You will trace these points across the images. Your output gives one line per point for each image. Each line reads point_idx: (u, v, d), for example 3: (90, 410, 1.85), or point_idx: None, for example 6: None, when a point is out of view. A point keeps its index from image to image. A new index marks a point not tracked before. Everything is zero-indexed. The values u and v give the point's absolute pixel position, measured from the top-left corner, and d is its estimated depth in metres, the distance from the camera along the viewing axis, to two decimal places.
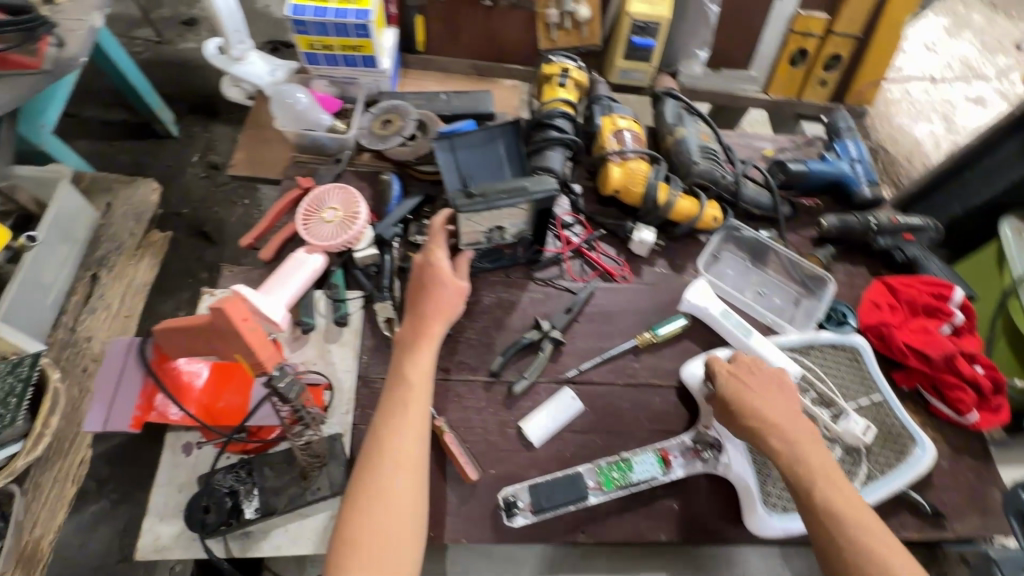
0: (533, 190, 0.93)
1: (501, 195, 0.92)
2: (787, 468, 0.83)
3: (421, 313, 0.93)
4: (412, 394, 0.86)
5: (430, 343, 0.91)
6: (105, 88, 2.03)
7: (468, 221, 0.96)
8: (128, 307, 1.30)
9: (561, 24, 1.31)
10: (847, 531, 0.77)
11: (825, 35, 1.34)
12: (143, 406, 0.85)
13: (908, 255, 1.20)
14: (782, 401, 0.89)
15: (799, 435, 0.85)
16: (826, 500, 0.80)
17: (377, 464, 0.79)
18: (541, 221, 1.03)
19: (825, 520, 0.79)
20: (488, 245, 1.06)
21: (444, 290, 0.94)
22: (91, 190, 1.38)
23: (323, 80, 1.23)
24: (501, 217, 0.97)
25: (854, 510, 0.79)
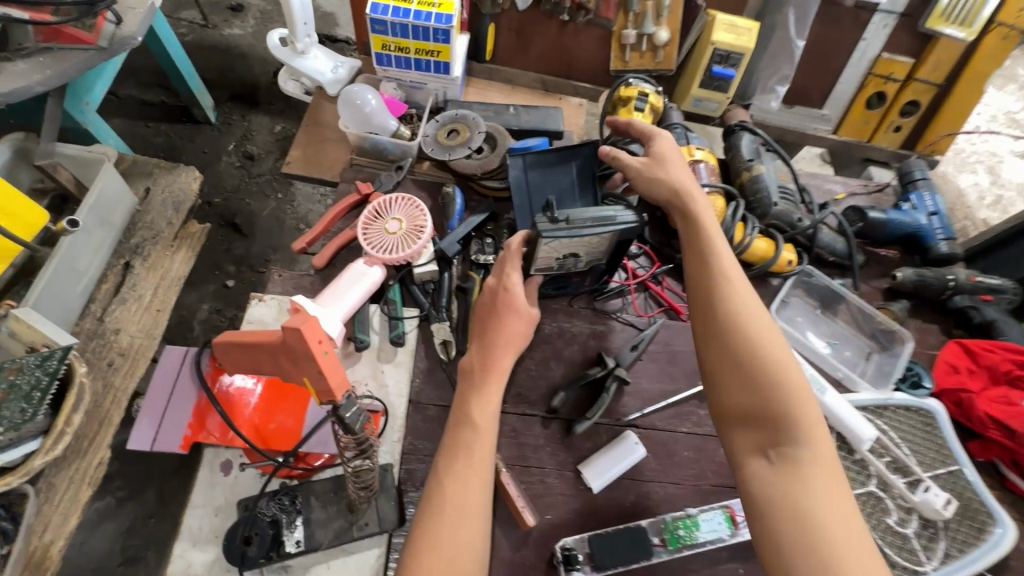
0: (621, 221, 0.85)
1: (588, 223, 0.84)
2: (710, 319, 0.81)
3: (489, 345, 0.82)
4: (477, 436, 0.75)
5: (499, 380, 0.79)
6: (146, 67, 1.98)
7: (548, 247, 0.87)
8: (161, 300, 1.23)
9: (636, 46, 1.27)
10: (769, 392, 0.73)
11: (907, 79, 1.31)
12: (194, 425, 0.80)
13: (985, 317, 1.13)
14: (767, 353, 0.76)
15: (732, 280, 0.82)
16: (747, 345, 0.76)
17: (435, 514, 0.69)
18: (616, 252, 0.95)
19: (744, 380, 0.75)
20: (559, 271, 0.97)
21: (517, 320, 0.85)
22: (131, 175, 1.32)
23: (391, 83, 1.18)
24: (580, 246, 0.89)
25: (784, 377, 0.73)
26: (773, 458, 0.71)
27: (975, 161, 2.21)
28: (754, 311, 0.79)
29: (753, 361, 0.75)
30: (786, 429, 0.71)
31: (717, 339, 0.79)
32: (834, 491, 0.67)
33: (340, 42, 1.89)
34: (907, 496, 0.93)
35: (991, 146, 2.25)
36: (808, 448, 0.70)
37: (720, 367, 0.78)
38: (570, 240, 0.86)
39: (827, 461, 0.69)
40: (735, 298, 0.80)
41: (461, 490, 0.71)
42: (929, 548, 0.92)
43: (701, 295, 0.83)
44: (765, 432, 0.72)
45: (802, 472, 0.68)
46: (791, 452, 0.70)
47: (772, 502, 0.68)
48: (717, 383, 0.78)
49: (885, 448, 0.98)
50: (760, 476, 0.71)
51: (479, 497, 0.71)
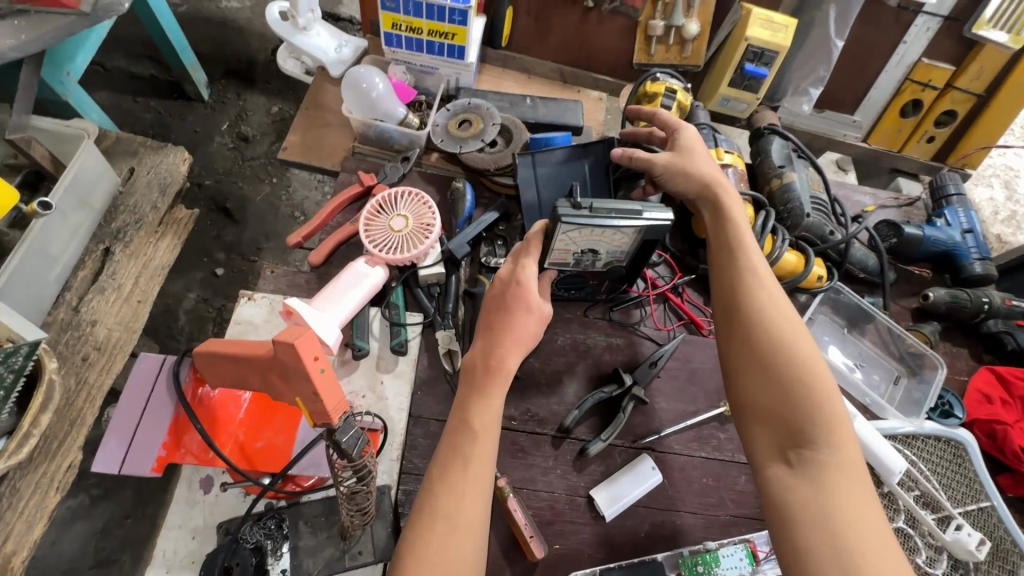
0: (649, 213, 0.76)
1: (613, 213, 0.75)
2: (733, 313, 0.75)
3: (493, 341, 0.72)
4: (476, 445, 0.66)
5: (502, 384, 0.70)
6: (136, 38, 1.86)
7: (565, 236, 0.76)
8: (143, 291, 1.16)
9: (663, 38, 1.18)
10: (796, 392, 0.67)
11: (945, 88, 1.24)
12: (170, 445, 0.71)
13: (1020, 344, 1.07)
14: (796, 351, 0.70)
15: (759, 275, 0.77)
16: (772, 342, 0.71)
17: (427, 529, 0.62)
18: (639, 253, 0.86)
19: (767, 377, 0.69)
20: (575, 271, 0.87)
21: (527, 318, 0.74)
22: (115, 153, 1.22)
23: (399, 66, 1.09)
24: (600, 240, 0.79)
25: (811, 378, 0.67)
26: (795, 461, 0.65)
27: (991, 174, 2.16)
28: (782, 308, 0.73)
29: (779, 360, 0.69)
30: (811, 431, 0.65)
31: (739, 335, 0.73)
32: (860, 502, 0.61)
33: (343, 20, 1.79)
34: (937, 534, 0.87)
35: (1008, 159, 2.20)
36: (833, 452, 0.63)
37: (742, 364, 0.72)
38: (590, 229, 0.76)
39: (854, 471, 0.63)
40: (761, 293, 0.75)
41: (456, 506, 0.63)
42: None
43: (724, 289, 0.78)
44: (787, 434, 0.66)
45: (826, 479, 0.62)
46: (816, 456, 0.64)
47: (793, 507, 0.62)
48: (737, 379, 0.72)
49: (914, 482, 0.92)
50: (782, 480, 0.64)
51: (478, 515, 0.63)
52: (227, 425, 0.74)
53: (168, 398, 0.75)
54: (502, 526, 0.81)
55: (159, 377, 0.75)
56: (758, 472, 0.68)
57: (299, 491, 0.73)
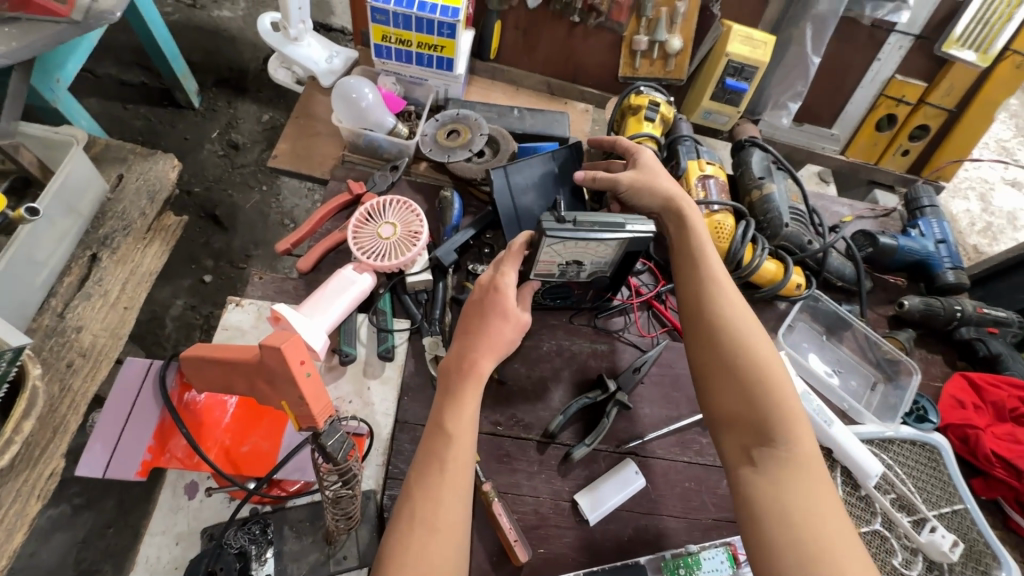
0: (630, 229, 0.79)
1: (597, 227, 0.77)
2: (697, 320, 0.78)
3: (469, 346, 0.74)
4: (452, 447, 0.68)
5: (477, 385, 0.72)
6: (126, 46, 1.87)
7: (551, 248, 0.79)
8: (129, 297, 1.16)
9: (648, 53, 1.21)
10: (757, 392, 0.69)
11: (918, 103, 1.28)
12: (154, 450, 0.71)
13: (992, 350, 1.10)
14: (748, 342, 0.73)
15: (720, 282, 0.80)
16: (734, 345, 0.73)
17: (407, 533, 0.63)
18: (623, 264, 0.88)
19: (732, 380, 0.71)
20: (560, 282, 0.89)
21: (504, 324, 0.76)
22: (103, 160, 1.23)
23: (389, 77, 1.11)
24: (586, 252, 0.82)
25: (771, 378, 0.70)
26: (760, 459, 0.66)
27: (967, 187, 2.22)
28: (743, 313, 0.77)
29: (741, 362, 0.72)
30: (773, 428, 0.67)
31: (705, 341, 0.76)
32: (820, 494, 0.63)
33: (334, 31, 1.81)
34: (913, 536, 0.89)
35: (983, 172, 2.26)
36: (795, 449, 0.66)
37: (709, 369, 0.75)
38: (575, 242, 0.78)
39: (813, 466, 0.65)
40: (723, 299, 0.78)
41: (433, 508, 0.64)
42: None
43: (689, 296, 0.81)
44: (752, 433, 0.68)
45: (789, 474, 0.64)
46: (779, 452, 0.66)
47: (760, 504, 0.63)
48: (705, 384, 0.74)
49: (890, 485, 0.94)
50: (749, 479, 0.66)
51: (456, 516, 0.65)
52: (211, 429, 0.74)
53: (153, 404, 0.75)
54: (487, 530, 0.82)
55: (145, 382, 0.74)
56: (727, 473, 0.69)
57: (284, 495, 0.73)
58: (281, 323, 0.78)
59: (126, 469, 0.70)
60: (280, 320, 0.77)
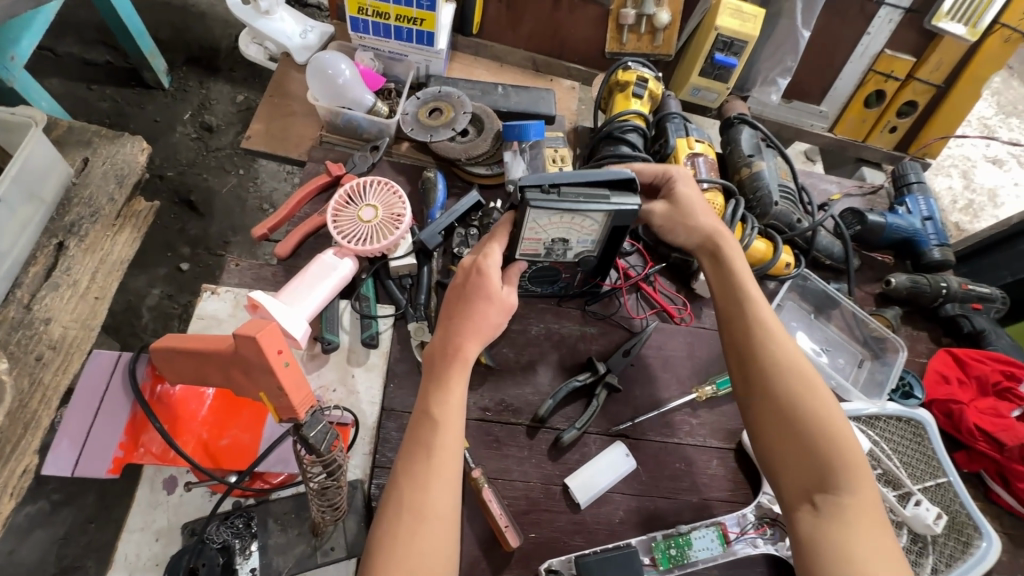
0: (617, 199, 0.76)
1: (582, 198, 0.75)
2: (747, 363, 0.77)
3: (452, 330, 0.72)
4: (440, 433, 0.66)
5: (462, 370, 0.70)
6: (89, 23, 1.78)
7: (535, 222, 0.76)
8: (100, 287, 1.09)
9: (635, 27, 1.18)
10: (815, 440, 0.70)
11: (907, 78, 1.27)
12: (127, 445, 0.69)
13: (975, 326, 1.12)
14: (801, 383, 0.73)
15: (765, 321, 0.78)
16: (786, 391, 0.73)
17: (395, 522, 0.62)
18: (610, 243, 0.85)
19: (785, 427, 0.72)
20: (546, 263, 0.87)
21: (488, 306, 0.73)
22: (66, 143, 1.16)
23: (366, 53, 1.06)
24: (571, 227, 0.79)
25: (827, 426, 0.70)
26: (819, 505, 0.67)
27: (950, 164, 2.24)
28: (792, 355, 0.75)
29: (795, 409, 0.72)
30: (832, 476, 0.68)
31: (754, 386, 0.75)
32: (879, 539, 0.65)
33: (310, 6, 1.73)
34: (898, 510, 0.90)
35: (965, 150, 2.27)
36: (854, 496, 0.67)
37: (760, 413, 0.74)
38: (561, 215, 0.75)
39: (871, 511, 0.67)
40: (772, 341, 0.77)
41: (422, 496, 0.63)
42: (917, 563, 0.89)
43: (735, 337, 0.80)
44: (811, 476, 0.69)
45: (849, 521, 0.65)
46: (839, 500, 0.67)
47: (819, 549, 0.65)
48: (757, 429, 0.74)
49: (875, 460, 0.95)
50: (808, 522, 0.67)
51: (446, 503, 0.63)
52: (187, 423, 0.71)
53: (125, 398, 0.72)
54: (476, 516, 0.81)
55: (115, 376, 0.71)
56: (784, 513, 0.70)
57: (267, 488, 0.71)
58: (257, 310, 0.75)
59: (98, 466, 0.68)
60: (257, 307, 0.75)
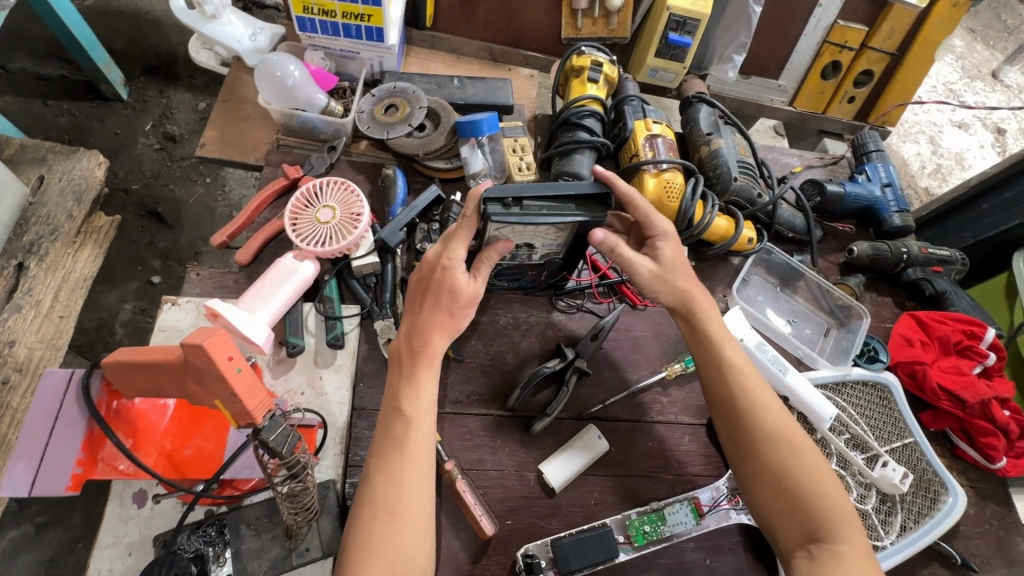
0: (577, 210, 0.75)
1: (544, 210, 0.74)
2: (732, 423, 0.76)
3: (419, 324, 0.72)
4: (411, 427, 0.67)
5: (431, 367, 0.70)
6: (40, 37, 1.74)
7: (498, 232, 0.76)
8: (63, 307, 1.10)
9: (589, 11, 1.18)
10: (806, 494, 0.70)
11: (861, 48, 1.27)
12: (87, 462, 0.67)
13: (936, 289, 1.14)
14: (781, 430, 0.74)
15: (744, 379, 0.78)
16: (772, 449, 0.73)
17: (369, 519, 0.62)
18: (575, 244, 0.86)
19: (776, 484, 0.72)
20: (511, 265, 0.88)
21: (454, 303, 0.73)
22: (18, 160, 1.14)
23: (317, 52, 1.05)
24: (537, 234, 0.78)
25: (815, 480, 0.71)
26: (816, 554, 0.68)
27: (917, 131, 2.26)
28: (775, 411, 0.76)
29: (784, 466, 0.72)
30: (824, 524, 0.69)
31: (743, 445, 0.75)
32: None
33: (267, 7, 1.71)
34: (866, 472, 0.93)
35: (932, 116, 2.30)
36: (847, 542, 0.68)
37: (749, 469, 0.74)
38: (524, 226, 0.75)
39: (864, 553, 0.68)
40: (750, 395, 0.77)
41: (395, 491, 0.63)
42: (886, 522, 0.92)
43: (718, 396, 0.79)
44: (804, 526, 0.70)
45: (846, 566, 0.66)
46: (835, 547, 0.68)
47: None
48: (747, 485, 0.74)
49: (844, 426, 0.97)
50: (806, 569, 0.68)
51: (419, 500, 0.64)
52: (145, 435, 0.70)
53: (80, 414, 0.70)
54: (452, 508, 0.81)
55: (67, 392, 0.69)
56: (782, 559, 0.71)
57: (239, 494, 0.72)
58: (215, 319, 0.75)
59: (55, 485, 0.66)
60: (214, 315, 0.75)
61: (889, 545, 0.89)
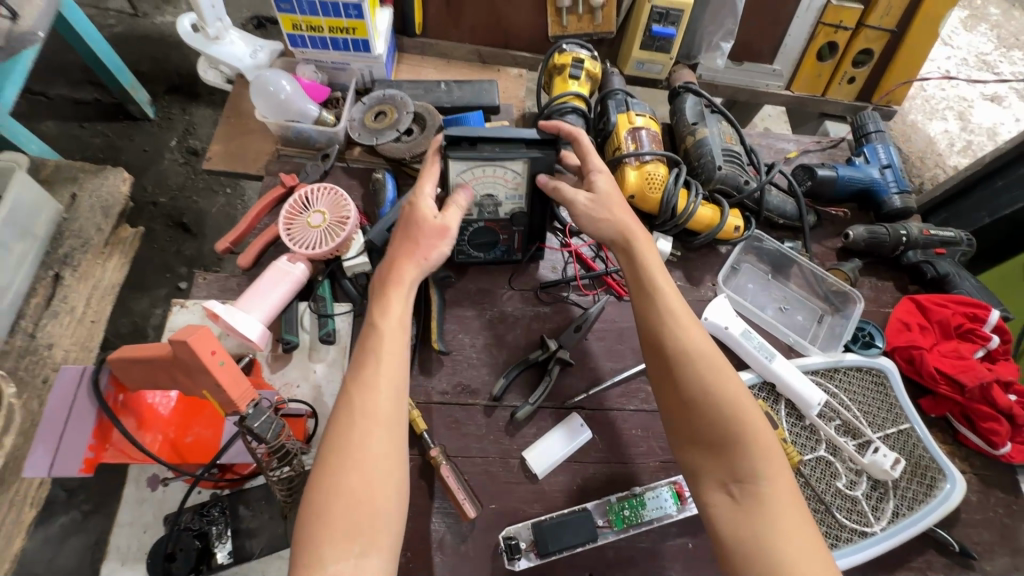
0: (529, 149, 0.84)
1: (497, 148, 0.83)
2: (662, 358, 0.78)
3: (391, 254, 0.78)
4: (382, 341, 0.71)
5: (400, 289, 0.75)
6: (75, 64, 1.88)
7: (461, 176, 0.86)
8: (95, 312, 1.22)
9: (573, 9, 1.19)
10: (725, 425, 0.72)
11: (857, 27, 1.23)
12: (97, 447, 0.74)
13: (939, 271, 1.11)
14: (708, 359, 0.76)
15: (679, 318, 0.79)
16: (700, 386, 0.74)
17: (346, 428, 0.65)
18: (538, 198, 0.93)
19: (702, 421, 0.73)
20: (480, 223, 0.95)
21: (421, 234, 0.78)
22: (53, 181, 1.25)
23: (310, 66, 1.11)
24: (496, 180, 0.87)
25: (741, 417, 0.72)
26: (738, 494, 0.69)
27: (945, 107, 2.12)
28: (704, 346, 0.77)
29: (707, 399, 0.73)
30: (744, 461, 0.70)
31: (670, 379, 0.77)
32: (795, 520, 0.67)
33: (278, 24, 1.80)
34: (856, 458, 0.92)
35: (962, 91, 2.16)
36: (770, 482, 0.69)
37: (676, 409, 0.76)
38: (482, 167, 0.84)
39: (788, 492, 0.69)
40: (680, 331, 0.78)
41: (372, 399, 0.66)
42: (877, 508, 0.90)
43: (650, 332, 0.81)
44: (722, 460, 0.71)
45: (764, 509, 0.67)
46: (757, 488, 0.69)
47: (736, 536, 0.67)
48: (675, 427, 0.77)
49: (834, 412, 0.96)
50: (725, 512, 0.69)
51: (390, 407, 0.67)
52: (151, 424, 0.77)
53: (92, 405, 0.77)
54: (438, 492, 0.86)
55: (78, 384, 0.75)
56: (702, 505, 0.72)
57: (239, 479, 0.78)
58: (213, 319, 0.83)
59: (69, 467, 0.73)
60: (213, 316, 0.82)
61: (879, 531, 0.88)
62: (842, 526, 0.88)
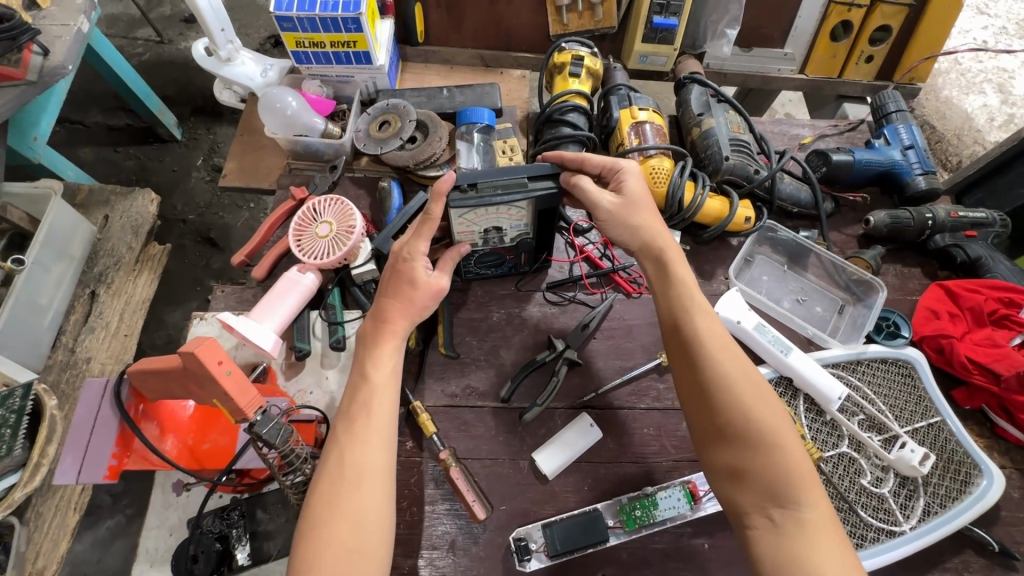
0: (533, 188, 0.82)
1: (498, 190, 0.81)
2: (697, 378, 0.74)
3: (385, 303, 0.79)
4: (374, 396, 0.72)
5: (392, 342, 0.76)
6: (108, 92, 1.99)
7: (462, 218, 0.84)
8: (128, 327, 1.32)
9: (573, 6, 1.18)
10: (767, 447, 0.68)
11: (873, 4, 1.17)
12: (120, 453, 0.78)
13: (970, 255, 1.05)
14: (743, 368, 0.74)
15: (717, 336, 0.76)
16: (741, 408, 0.71)
17: (335, 480, 0.66)
18: (542, 224, 0.91)
19: (740, 447, 0.69)
20: (486, 250, 0.94)
21: (414, 291, 0.79)
22: (87, 205, 1.32)
23: (315, 81, 1.15)
24: (499, 216, 0.85)
25: (783, 441, 0.69)
26: (780, 523, 0.65)
27: (983, 80, 1.98)
28: (739, 364, 0.74)
29: (746, 422, 0.70)
30: (788, 492, 0.66)
31: (707, 400, 0.73)
32: (841, 548, 0.64)
33: None
34: (882, 454, 0.88)
35: (1001, 62, 2.03)
36: (811, 509, 0.66)
37: (711, 433, 0.72)
38: (484, 209, 0.82)
39: (829, 518, 0.66)
40: (716, 353, 0.75)
41: (363, 452, 0.68)
42: (906, 506, 0.86)
43: (683, 349, 0.77)
44: (765, 485, 0.67)
45: (808, 535, 0.64)
46: (799, 513, 0.65)
47: (775, 566, 0.64)
48: (710, 452, 0.72)
49: (857, 406, 0.92)
50: (767, 539, 0.65)
51: (380, 460, 0.68)
52: (171, 430, 0.82)
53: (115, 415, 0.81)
54: (449, 494, 0.87)
55: (101, 394, 0.80)
56: (739, 530, 0.68)
57: (258, 483, 0.81)
58: (227, 331, 0.86)
59: (94, 472, 0.77)
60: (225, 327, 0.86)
61: (908, 531, 0.83)
62: (867, 526, 0.84)
